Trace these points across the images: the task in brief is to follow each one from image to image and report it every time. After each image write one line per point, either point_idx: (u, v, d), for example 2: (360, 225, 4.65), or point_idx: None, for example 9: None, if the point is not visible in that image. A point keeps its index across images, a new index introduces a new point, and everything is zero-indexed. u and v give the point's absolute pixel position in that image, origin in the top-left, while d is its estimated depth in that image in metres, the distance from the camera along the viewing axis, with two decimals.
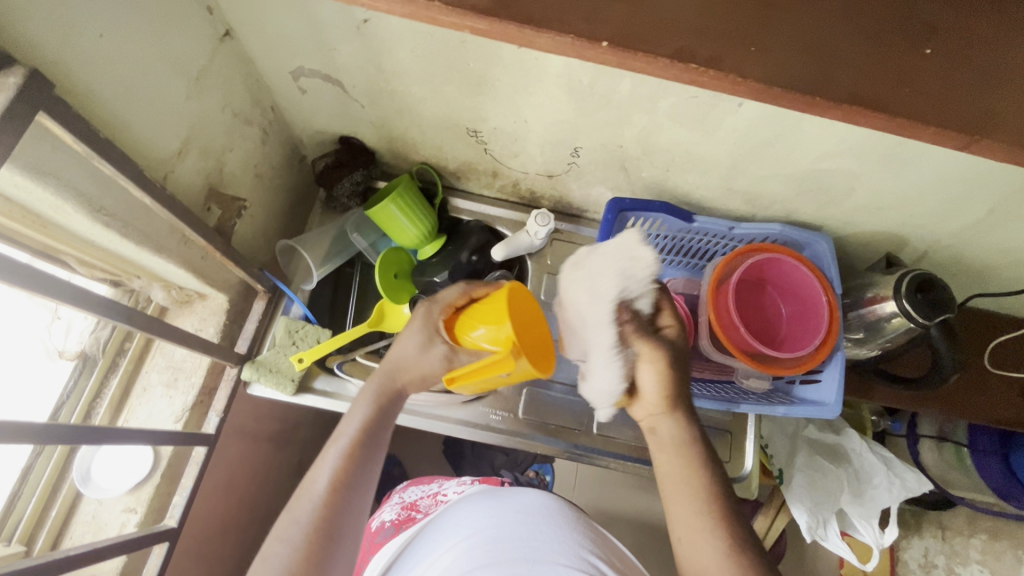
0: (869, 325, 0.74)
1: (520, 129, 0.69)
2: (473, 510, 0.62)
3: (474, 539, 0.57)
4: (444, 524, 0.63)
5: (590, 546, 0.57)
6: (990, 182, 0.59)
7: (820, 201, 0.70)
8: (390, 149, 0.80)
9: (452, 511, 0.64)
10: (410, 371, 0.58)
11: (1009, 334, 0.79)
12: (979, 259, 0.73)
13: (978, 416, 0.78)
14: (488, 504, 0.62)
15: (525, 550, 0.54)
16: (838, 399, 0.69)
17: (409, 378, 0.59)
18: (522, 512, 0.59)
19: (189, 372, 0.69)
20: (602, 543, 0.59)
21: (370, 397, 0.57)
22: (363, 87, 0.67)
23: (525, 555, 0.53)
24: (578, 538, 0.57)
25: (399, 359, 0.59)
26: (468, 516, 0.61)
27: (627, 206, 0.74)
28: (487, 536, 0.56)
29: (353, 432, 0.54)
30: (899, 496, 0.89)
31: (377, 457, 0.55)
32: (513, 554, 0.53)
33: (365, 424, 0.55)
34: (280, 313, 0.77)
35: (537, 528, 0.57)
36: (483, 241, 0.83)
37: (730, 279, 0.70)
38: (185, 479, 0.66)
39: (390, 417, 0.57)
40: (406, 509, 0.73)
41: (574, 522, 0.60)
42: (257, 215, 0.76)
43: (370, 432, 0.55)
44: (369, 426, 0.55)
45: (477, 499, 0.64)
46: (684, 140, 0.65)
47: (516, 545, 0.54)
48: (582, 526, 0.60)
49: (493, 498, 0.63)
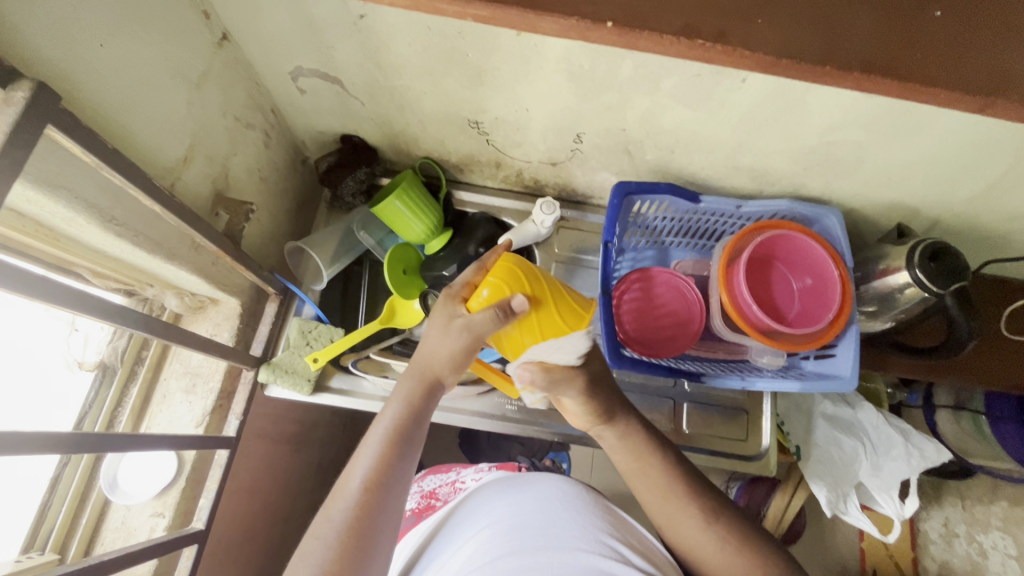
0: (882, 297, 0.73)
1: (522, 118, 0.69)
2: (492, 499, 0.63)
3: (495, 527, 0.57)
4: (465, 514, 0.63)
5: (609, 531, 0.57)
6: (1003, 144, 0.58)
7: (827, 174, 0.70)
8: (392, 145, 0.80)
9: (472, 501, 0.65)
10: (440, 358, 0.57)
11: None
12: (992, 225, 0.72)
13: (998, 384, 0.77)
14: (507, 492, 0.62)
15: (547, 537, 0.54)
16: (854, 372, 0.68)
17: (442, 369, 0.57)
18: (542, 500, 0.60)
19: (206, 377, 0.70)
20: (622, 527, 0.60)
21: (403, 395, 0.57)
22: (363, 84, 0.67)
23: (546, 543, 0.53)
24: (597, 523, 0.58)
25: (436, 349, 0.57)
26: (489, 505, 0.62)
27: (633, 190, 0.74)
28: (507, 523, 0.57)
29: (387, 428, 0.54)
30: (919, 467, 0.90)
31: (414, 453, 0.54)
32: (533, 541, 0.54)
33: (399, 421, 0.55)
34: (292, 315, 0.78)
35: (557, 515, 0.57)
36: (489, 233, 0.84)
37: (741, 257, 0.70)
38: (210, 482, 0.67)
39: (427, 412, 0.57)
40: (426, 497, 0.75)
41: (592, 507, 0.60)
42: (263, 218, 0.75)
43: (404, 429, 0.54)
44: (405, 421, 0.55)
45: (497, 487, 0.65)
46: (688, 120, 0.64)
47: (537, 532, 0.55)
48: (601, 512, 0.60)
49: (513, 486, 0.63)
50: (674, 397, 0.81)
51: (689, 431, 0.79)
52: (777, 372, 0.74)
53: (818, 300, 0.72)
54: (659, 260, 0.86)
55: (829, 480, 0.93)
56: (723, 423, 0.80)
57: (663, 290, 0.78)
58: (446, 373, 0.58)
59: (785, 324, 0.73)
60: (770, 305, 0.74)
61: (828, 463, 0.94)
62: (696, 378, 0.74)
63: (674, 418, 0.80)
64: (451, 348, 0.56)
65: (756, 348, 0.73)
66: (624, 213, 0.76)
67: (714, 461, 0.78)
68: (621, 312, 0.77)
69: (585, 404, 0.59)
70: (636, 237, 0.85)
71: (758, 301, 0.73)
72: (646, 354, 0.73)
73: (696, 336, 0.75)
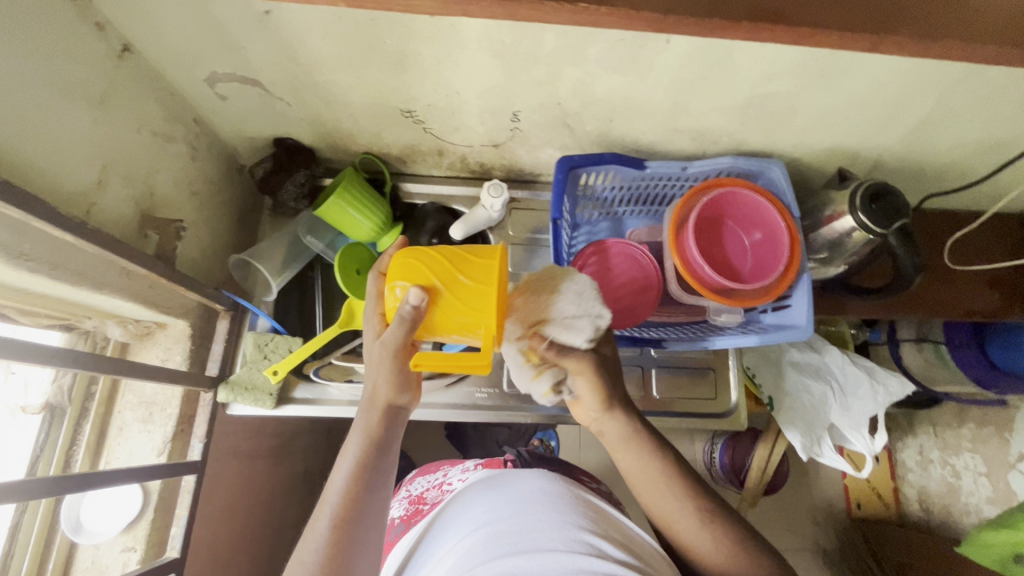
0: (832, 243, 0.75)
1: (454, 102, 0.67)
2: (475, 507, 0.62)
3: (475, 536, 0.57)
4: (448, 528, 0.63)
5: (590, 528, 0.57)
6: (927, 78, 0.59)
7: (765, 127, 0.70)
8: (328, 144, 0.78)
9: (455, 511, 0.64)
10: (382, 384, 0.54)
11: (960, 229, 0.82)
12: (927, 161, 0.74)
13: (952, 312, 0.82)
14: (487, 500, 0.62)
15: (525, 541, 0.54)
16: (809, 320, 0.68)
17: (388, 393, 0.54)
18: (521, 504, 0.59)
19: (163, 405, 0.68)
20: (603, 522, 0.60)
21: (361, 425, 0.55)
22: (284, 84, 0.65)
23: (524, 547, 0.53)
24: (577, 522, 0.57)
25: (375, 378, 0.55)
26: (472, 512, 0.62)
27: (577, 163, 0.73)
28: (486, 532, 0.56)
29: (348, 463, 0.53)
30: (884, 402, 0.94)
31: (381, 482, 0.53)
32: (513, 546, 0.53)
33: (360, 455, 0.53)
34: (246, 329, 0.76)
35: (535, 518, 0.57)
36: (441, 223, 0.83)
37: (689, 218, 0.70)
38: (180, 509, 0.66)
39: (389, 441, 0.55)
40: (413, 504, 0.76)
41: (573, 506, 0.60)
42: (201, 234, 0.72)
43: (366, 463, 0.53)
44: (366, 452, 0.53)
45: (479, 495, 0.64)
46: (620, 87, 0.63)
47: (516, 536, 0.54)
48: (582, 511, 0.60)
49: (494, 492, 0.63)
50: (641, 365, 0.81)
51: (660, 396, 0.80)
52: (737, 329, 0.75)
53: (768, 253, 0.72)
54: (614, 231, 0.87)
55: (802, 425, 0.97)
56: (692, 384, 0.81)
57: (619, 261, 0.78)
58: (395, 396, 0.55)
59: (740, 280, 0.73)
60: (723, 263, 0.74)
61: (799, 409, 0.98)
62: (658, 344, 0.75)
63: (644, 385, 0.80)
64: (386, 368, 0.53)
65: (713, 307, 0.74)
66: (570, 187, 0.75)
67: (687, 422, 0.80)
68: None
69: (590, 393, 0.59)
70: (588, 210, 0.84)
71: (711, 261, 0.73)
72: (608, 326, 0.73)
73: (656, 302, 0.75)
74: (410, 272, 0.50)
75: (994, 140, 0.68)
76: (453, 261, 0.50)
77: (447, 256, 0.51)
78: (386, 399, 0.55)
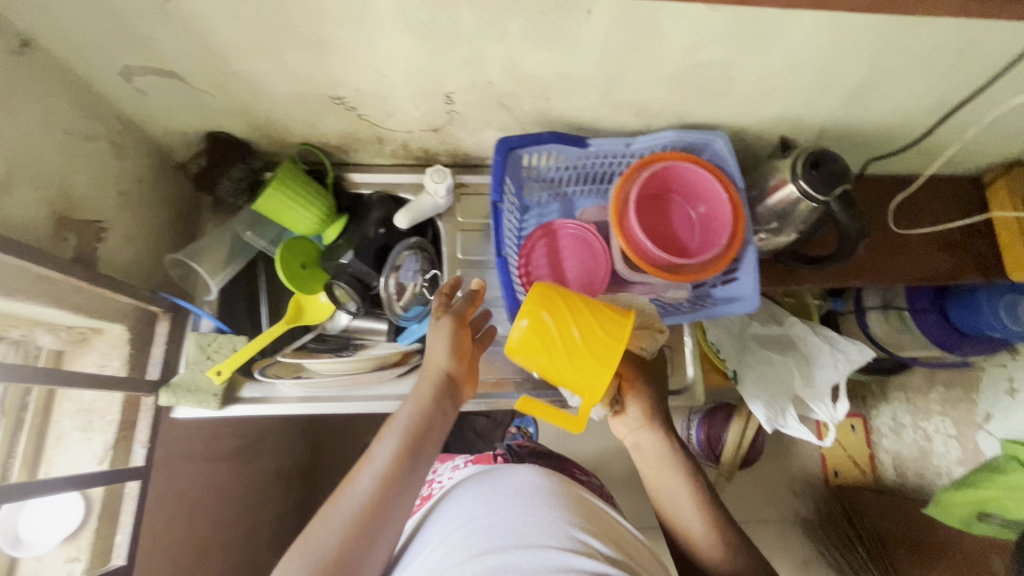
0: (780, 213, 0.74)
1: (384, 86, 0.65)
2: (462, 501, 0.62)
3: (467, 528, 0.56)
4: (438, 519, 0.63)
5: (580, 523, 0.56)
6: (856, 38, 0.58)
7: (704, 98, 0.69)
8: (263, 136, 0.75)
9: (446, 504, 0.64)
10: (436, 357, 0.63)
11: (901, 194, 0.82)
12: (871, 126, 0.73)
13: (906, 277, 0.82)
14: (479, 491, 0.61)
15: (515, 536, 0.53)
16: (755, 292, 0.69)
17: (445, 367, 0.62)
18: (512, 495, 0.59)
19: (102, 411, 0.66)
20: (592, 515, 0.59)
21: (418, 392, 0.60)
22: (203, 75, 0.62)
23: (515, 542, 0.52)
24: (567, 516, 0.56)
25: (432, 353, 0.63)
26: (459, 506, 0.61)
27: (515, 145, 0.73)
28: (477, 524, 0.56)
29: (399, 433, 0.57)
30: (845, 369, 0.95)
31: (425, 459, 0.57)
32: (504, 541, 0.53)
33: (412, 421, 0.57)
34: (188, 331, 0.74)
35: (527, 512, 0.56)
36: (387, 213, 0.82)
37: (631, 195, 0.69)
38: (124, 516, 0.65)
39: (440, 414, 0.60)
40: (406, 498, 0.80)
41: (564, 499, 0.60)
42: (133, 234, 0.70)
43: (417, 429, 0.57)
44: (416, 426, 0.57)
45: (467, 487, 0.64)
46: (550, 62, 0.62)
47: (503, 532, 0.54)
48: (572, 503, 0.59)
49: (482, 485, 0.62)
50: None
51: None
52: (686, 305, 0.75)
53: (713, 226, 0.72)
54: (564, 212, 0.85)
55: (767, 397, 0.95)
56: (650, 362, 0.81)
57: (568, 242, 0.77)
58: (449, 370, 0.62)
59: (687, 256, 0.73)
60: (670, 240, 0.73)
61: (764, 380, 0.96)
62: None
63: None
64: (443, 347, 0.62)
65: (660, 283, 0.73)
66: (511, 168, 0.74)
67: None
68: (531, 271, 0.76)
69: (638, 400, 0.64)
70: (536, 192, 0.83)
71: (657, 238, 0.73)
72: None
73: (604, 283, 0.74)
74: (537, 313, 0.57)
75: (934, 101, 0.67)
76: (577, 315, 0.56)
77: (577, 304, 0.57)
78: (441, 372, 0.62)
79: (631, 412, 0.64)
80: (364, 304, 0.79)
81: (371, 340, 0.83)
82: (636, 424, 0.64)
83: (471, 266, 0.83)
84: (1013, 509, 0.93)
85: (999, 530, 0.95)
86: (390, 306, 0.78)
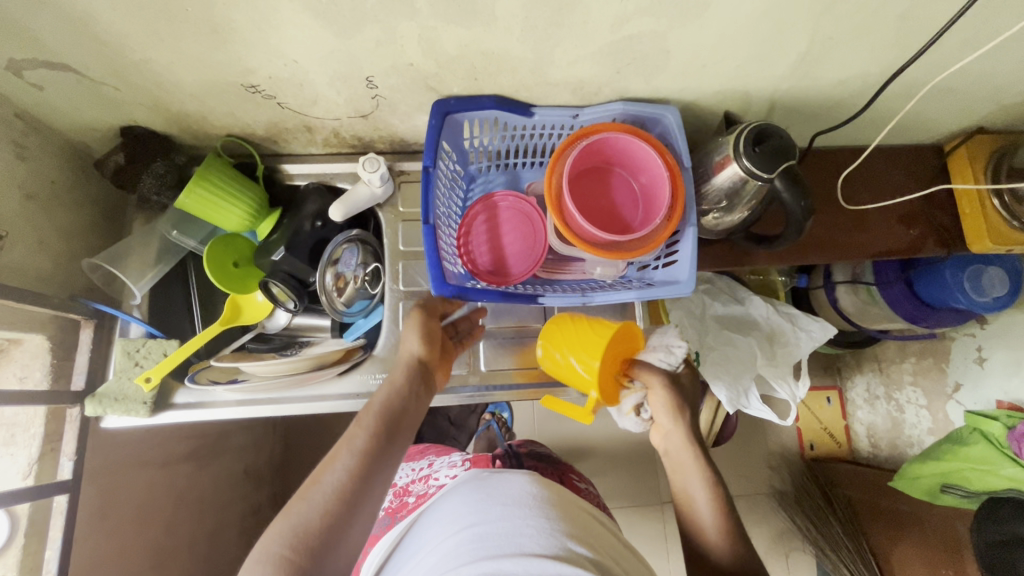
0: (728, 192, 0.70)
1: (298, 72, 0.61)
2: (457, 509, 0.60)
3: (462, 534, 0.54)
4: (429, 529, 0.61)
5: (570, 532, 0.54)
6: (792, 3, 0.54)
7: (642, 73, 0.65)
8: (183, 129, 0.71)
9: (438, 513, 0.62)
10: (411, 345, 0.65)
11: (849, 167, 0.79)
12: (822, 97, 0.70)
13: (861, 253, 0.79)
14: (474, 498, 0.59)
15: (508, 545, 0.51)
16: (691, 274, 0.67)
17: (420, 355, 0.65)
18: (509, 504, 0.57)
19: (25, 425, 0.64)
20: (583, 527, 0.57)
21: (393, 378, 0.62)
22: (99, 66, 0.58)
23: (508, 550, 0.50)
24: (559, 526, 0.55)
25: (408, 342, 0.65)
26: (454, 513, 0.59)
27: (452, 108, 0.68)
28: (472, 531, 0.54)
29: (376, 413, 0.58)
30: (807, 348, 0.94)
31: (401, 438, 0.58)
32: (498, 549, 0.51)
33: (388, 403, 0.59)
34: (116, 336, 0.71)
35: (521, 521, 0.54)
36: (323, 205, 0.78)
37: (567, 167, 0.66)
38: (54, 532, 0.63)
39: (415, 399, 0.61)
40: (399, 496, 0.79)
41: (559, 510, 0.58)
42: (46, 239, 0.67)
43: (393, 412, 0.59)
44: (390, 406, 0.59)
45: (464, 493, 0.62)
46: (469, 40, 0.57)
47: (501, 541, 0.52)
48: (564, 514, 0.57)
49: (480, 491, 0.61)
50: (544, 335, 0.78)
51: None
52: (618, 284, 0.72)
53: (653, 203, 0.69)
54: (510, 184, 0.81)
55: (729, 378, 0.91)
56: None
57: (509, 216, 0.74)
58: (424, 356, 0.65)
59: (625, 231, 0.70)
60: (607, 215, 0.70)
61: (724, 362, 0.93)
62: (532, 300, 0.70)
63: None
64: (416, 337, 0.65)
65: (590, 261, 0.71)
66: (447, 135, 0.70)
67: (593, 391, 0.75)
68: (470, 245, 0.74)
69: (664, 403, 0.70)
70: (479, 161, 0.79)
71: (593, 213, 0.70)
72: (491, 284, 0.69)
73: (531, 269, 0.71)
74: (550, 336, 0.72)
75: (884, 68, 0.64)
76: (578, 333, 0.69)
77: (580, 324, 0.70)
78: (415, 359, 0.64)
79: (661, 416, 0.70)
80: (302, 302, 0.77)
81: (316, 337, 0.81)
82: (666, 425, 0.71)
83: (415, 258, 0.80)
84: (975, 482, 0.90)
85: (962, 501, 0.92)
86: (330, 304, 0.76)
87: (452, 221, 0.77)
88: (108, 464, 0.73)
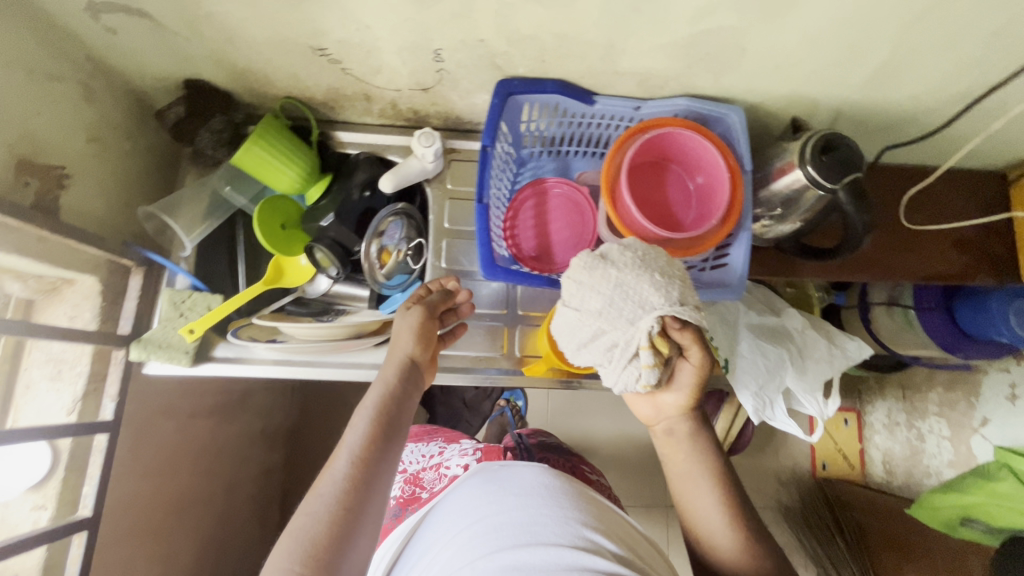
0: (786, 199, 0.68)
1: (367, 38, 0.61)
2: (471, 498, 0.60)
3: (478, 525, 0.55)
4: (444, 516, 0.61)
5: (587, 522, 0.55)
6: (881, 11, 0.52)
7: (712, 70, 0.64)
8: (244, 86, 0.72)
9: (454, 498, 0.63)
10: (404, 338, 0.63)
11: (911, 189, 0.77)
12: (891, 111, 0.68)
13: (912, 276, 0.77)
14: (487, 490, 0.60)
15: (525, 535, 0.52)
16: (741, 278, 0.67)
17: (412, 349, 0.62)
18: (524, 495, 0.58)
19: (72, 362, 0.65)
20: (602, 518, 0.57)
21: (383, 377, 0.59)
22: (174, 15, 0.58)
23: (528, 540, 0.51)
24: (577, 516, 0.55)
25: (401, 336, 0.63)
26: (469, 503, 0.60)
27: (515, 89, 0.68)
28: (487, 522, 0.54)
29: (370, 411, 0.55)
30: (839, 365, 0.94)
31: (400, 433, 0.55)
32: (517, 539, 0.51)
33: (380, 404, 0.56)
34: (163, 286, 0.73)
35: (539, 511, 0.55)
36: (373, 174, 0.78)
37: (626, 158, 0.65)
38: (92, 469, 0.65)
39: (406, 395, 0.59)
40: (411, 484, 0.79)
41: (575, 501, 0.58)
42: (104, 183, 0.68)
43: (387, 409, 0.56)
44: (385, 408, 0.56)
45: (474, 485, 0.62)
46: (545, 21, 0.57)
47: (518, 531, 0.52)
48: (581, 504, 0.58)
49: (491, 485, 0.61)
50: None
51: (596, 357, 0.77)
52: None
53: (708, 203, 0.68)
54: (560, 172, 0.81)
55: (755, 387, 0.90)
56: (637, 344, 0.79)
57: (557, 204, 0.74)
58: (417, 352, 0.62)
59: (676, 228, 0.69)
60: (660, 211, 0.69)
61: (753, 369, 0.91)
62: None
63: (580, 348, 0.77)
64: (409, 331, 0.63)
65: None
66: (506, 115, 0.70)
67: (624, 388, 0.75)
68: (517, 228, 0.73)
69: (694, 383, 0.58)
70: (532, 146, 0.78)
71: (646, 207, 0.69)
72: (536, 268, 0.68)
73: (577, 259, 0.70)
74: None
75: (963, 86, 0.62)
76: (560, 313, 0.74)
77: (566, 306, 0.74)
78: (408, 355, 0.61)
79: (676, 400, 0.60)
80: (346, 269, 0.78)
81: (353, 306, 0.82)
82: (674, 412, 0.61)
83: (460, 236, 0.80)
84: (996, 517, 0.87)
85: (984, 537, 0.90)
86: (371, 275, 0.76)
87: (500, 203, 0.76)
88: (143, 410, 0.75)
